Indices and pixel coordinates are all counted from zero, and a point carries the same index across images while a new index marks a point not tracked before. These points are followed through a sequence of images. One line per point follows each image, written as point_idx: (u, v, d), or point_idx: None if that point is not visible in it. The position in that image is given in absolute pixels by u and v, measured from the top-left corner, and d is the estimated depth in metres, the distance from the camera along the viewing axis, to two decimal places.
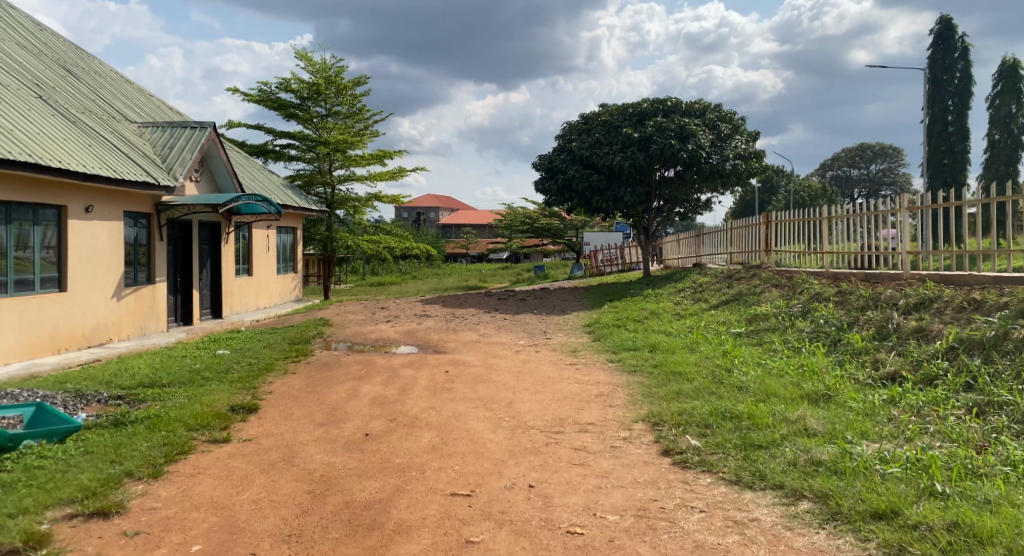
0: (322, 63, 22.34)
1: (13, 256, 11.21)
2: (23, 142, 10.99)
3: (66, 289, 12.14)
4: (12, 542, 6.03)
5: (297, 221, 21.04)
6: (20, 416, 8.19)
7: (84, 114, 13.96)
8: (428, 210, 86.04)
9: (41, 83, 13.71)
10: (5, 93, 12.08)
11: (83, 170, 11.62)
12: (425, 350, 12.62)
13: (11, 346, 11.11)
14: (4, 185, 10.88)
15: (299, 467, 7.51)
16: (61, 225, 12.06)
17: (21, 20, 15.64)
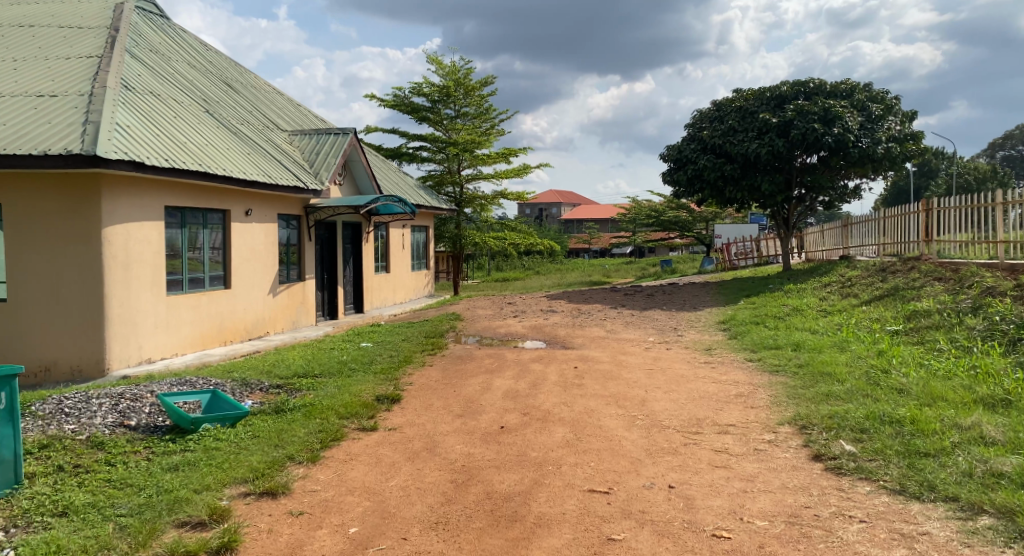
0: (452, 65, 22.69)
1: (186, 257, 11.95)
2: (194, 154, 11.72)
3: (231, 286, 12.85)
4: (198, 515, 6.28)
5: (428, 220, 21.47)
6: (198, 402, 8.71)
7: (243, 125, 14.82)
8: (550, 206, 86.50)
9: (207, 98, 14.68)
10: (176, 108, 12.99)
11: (244, 177, 12.30)
12: (553, 346, 12.61)
13: (187, 338, 11.88)
14: (178, 192, 11.61)
15: (441, 457, 7.63)
16: (226, 229, 12.75)
17: (189, 39, 16.72)
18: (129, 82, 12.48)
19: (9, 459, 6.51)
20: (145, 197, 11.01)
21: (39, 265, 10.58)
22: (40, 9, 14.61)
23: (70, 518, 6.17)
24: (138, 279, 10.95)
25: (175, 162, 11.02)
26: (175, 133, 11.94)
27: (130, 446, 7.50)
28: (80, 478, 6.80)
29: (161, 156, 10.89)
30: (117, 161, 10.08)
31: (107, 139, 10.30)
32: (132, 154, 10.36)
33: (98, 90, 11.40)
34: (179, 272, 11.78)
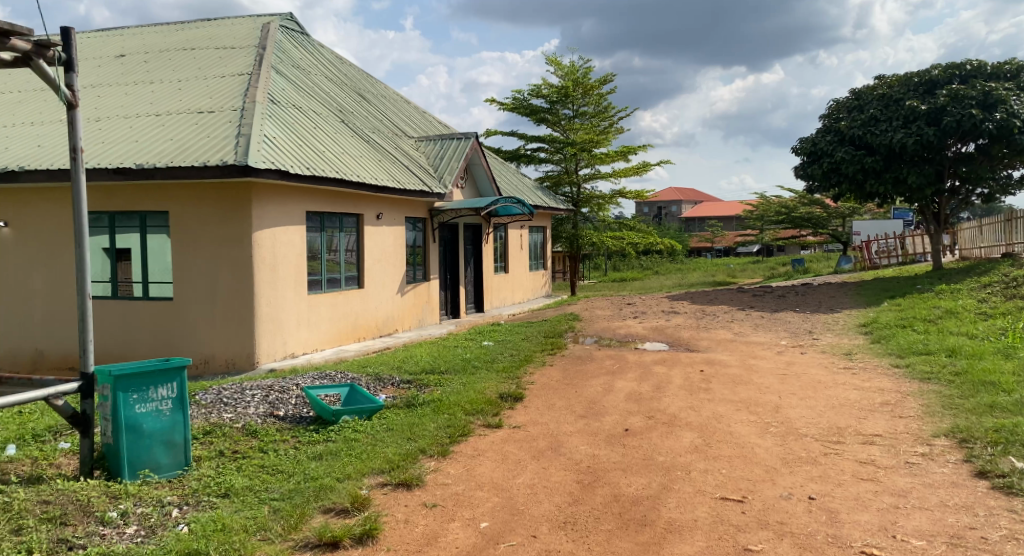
0: (570, 65, 22.54)
1: (325, 258, 12.30)
2: (331, 162, 12.07)
3: (365, 286, 13.15)
4: (341, 502, 6.29)
5: (546, 220, 21.36)
6: (337, 395, 8.90)
7: (375, 133, 15.22)
8: (669, 204, 85.15)
9: (342, 108, 15.17)
10: (316, 119, 13.47)
11: (377, 182, 12.54)
12: (677, 348, 12.23)
13: (325, 334, 12.20)
14: (318, 197, 11.98)
15: (566, 457, 7.46)
16: (359, 231, 13.06)
17: (326, 54, 17.35)
18: (274, 96, 13.04)
19: (180, 442, 6.73)
20: (289, 203, 11.40)
21: (196, 267, 11.08)
22: (200, 34, 15.70)
23: (232, 499, 6.30)
24: (284, 280, 11.33)
25: (316, 169, 11.36)
26: (313, 143, 12.35)
27: (280, 434, 7.70)
28: (239, 462, 6.99)
29: (303, 165, 11.24)
30: (266, 170, 10.45)
31: (257, 150, 10.74)
32: (278, 163, 10.73)
33: (249, 105, 12.03)
34: (318, 273, 12.13)
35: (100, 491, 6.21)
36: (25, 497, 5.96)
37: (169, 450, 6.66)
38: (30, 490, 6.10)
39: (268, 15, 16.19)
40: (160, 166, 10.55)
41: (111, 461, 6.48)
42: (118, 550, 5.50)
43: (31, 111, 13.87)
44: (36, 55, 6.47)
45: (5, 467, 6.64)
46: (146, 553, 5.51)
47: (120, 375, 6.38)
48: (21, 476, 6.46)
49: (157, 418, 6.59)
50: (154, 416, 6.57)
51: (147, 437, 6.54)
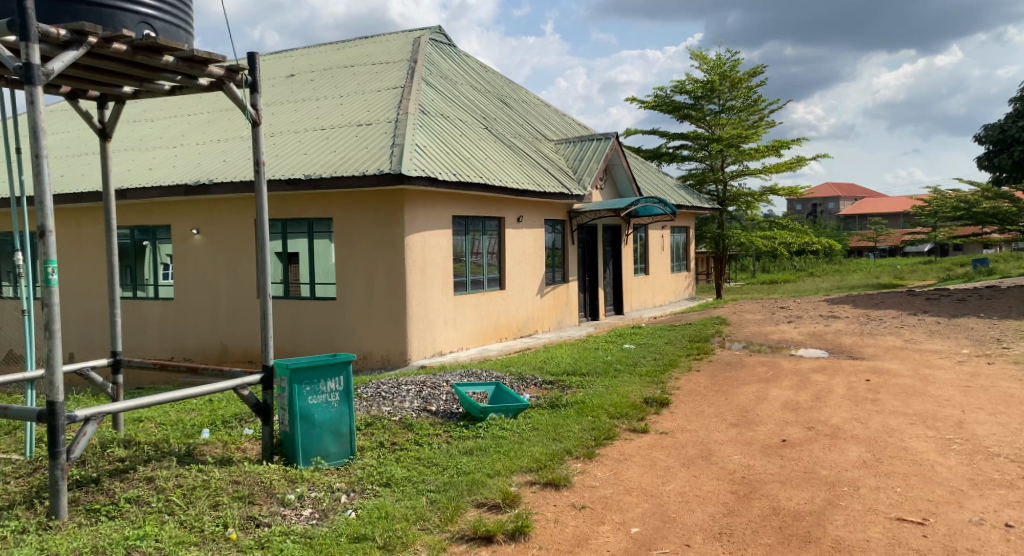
0: (716, 59, 21.77)
1: (469, 261, 12.25)
2: (474, 166, 12.03)
3: (506, 288, 13.04)
4: (493, 498, 6.06)
5: (689, 220, 20.66)
6: (484, 393, 8.74)
7: (517, 138, 15.13)
8: (826, 201, 81.67)
9: (486, 116, 15.16)
10: (462, 127, 13.51)
11: (518, 187, 12.40)
12: (838, 355, 11.41)
13: (470, 333, 12.15)
14: (463, 201, 11.97)
15: (719, 466, 6.97)
16: (501, 234, 12.96)
17: (471, 63, 17.51)
18: (425, 106, 13.18)
19: (346, 432, 6.78)
20: (437, 208, 11.44)
21: (354, 269, 11.28)
22: (359, 51, 16.20)
23: (392, 488, 6.20)
24: (433, 281, 11.37)
25: (462, 175, 11.34)
26: (457, 148, 12.36)
27: (432, 428, 7.60)
28: (398, 453, 6.94)
29: (450, 171, 11.24)
30: (417, 178, 10.50)
31: (409, 158, 10.85)
32: (429, 171, 10.78)
33: (402, 116, 12.18)
34: (463, 275, 12.11)
35: (280, 474, 6.32)
36: (219, 476, 6.21)
37: (337, 439, 6.72)
38: (224, 469, 6.41)
39: (420, 28, 16.47)
40: (325, 176, 10.78)
41: (288, 449, 6.62)
42: (297, 530, 5.49)
43: (217, 130, 14.84)
44: (227, 80, 7.04)
45: (201, 448, 7.06)
46: (320, 535, 5.44)
47: (296, 367, 6.51)
48: (215, 456, 6.86)
49: (326, 409, 6.69)
50: (323, 407, 6.68)
51: (319, 426, 6.64)
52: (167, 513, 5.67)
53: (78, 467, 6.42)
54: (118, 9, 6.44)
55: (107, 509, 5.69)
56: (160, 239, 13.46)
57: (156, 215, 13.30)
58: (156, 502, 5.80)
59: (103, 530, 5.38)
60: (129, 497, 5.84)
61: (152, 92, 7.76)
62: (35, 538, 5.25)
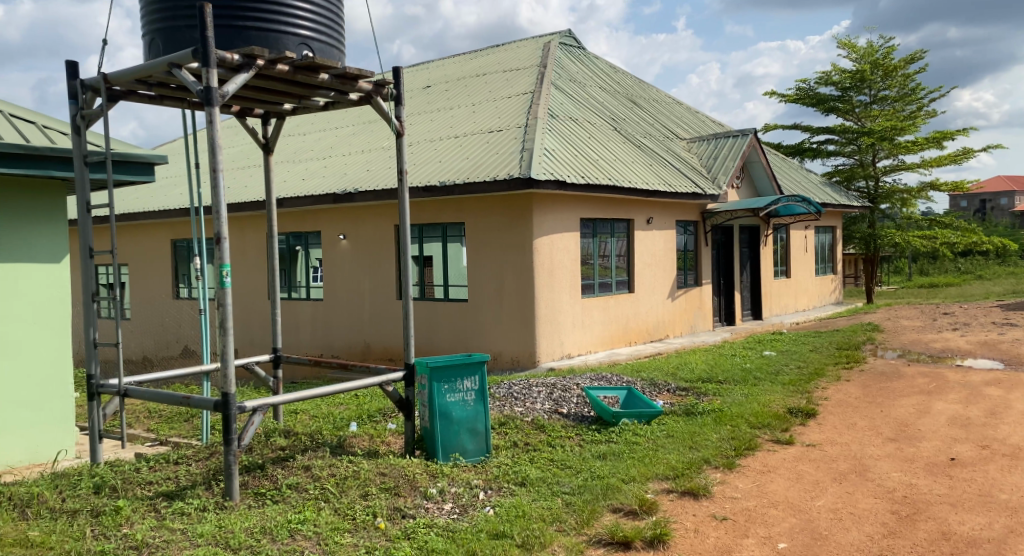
0: (867, 47, 20.93)
1: (597, 263, 12.34)
2: (604, 168, 12.12)
3: (635, 291, 13.04)
4: (629, 504, 6.09)
5: (836, 220, 19.97)
6: (615, 397, 8.78)
7: (647, 138, 15.08)
8: (997, 196, 76.56)
9: (615, 116, 15.17)
10: (591, 129, 13.60)
11: (648, 187, 12.37)
12: (1014, 367, 10.77)
13: (598, 336, 12.25)
14: (592, 204, 12.08)
15: (875, 483, 6.76)
16: (630, 237, 12.97)
17: (600, 64, 17.60)
18: (554, 110, 13.37)
19: (481, 430, 6.99)
20: (565, 211, 11.59)
21: (485, 273, 11.59)
22: (491, 59, 16.57)
23: (528, 488, 6.34)
24: (561, 283, 11.54)
25: (590, 177, 11.42)
26: (587, 150, 12.48)
27: (565, 431, 7.74)
28: (532, 454, 7.10)
29: (579, 173, 11.37)
30: (546, 182, 10.65)
31: (539, 162, 11.04)
32: (557, 174, 10.94)
33: (531, 121, 12.44)
34: (591, 278, 12.22)
35: (422, 468, 6.59)
36: (367, 467, 6.57)
37: (473, 436, 6.94)
38: (372, 461, 6.79)
39: (549, 34, 16.64)
40: (457, 183, 11.16)
41: (428, 444, 6.91)
42: (438, 523, 5.67)
43: (360, 141, 15.57)
44: (375, 93, 7.57)
45: (350, 441, 7.49)
46: (461, 529, 5.59)
47: (435, 366, 6.84)
48: (363, 449, 7.25)
49: (463, 407, 6.95)
50: (460, 405, 6.95)
51: (456, 423, 6.88)
52: (323, 500, 6.06)
53: (246, 454, 7.02)
54: (281, 33, 6.92)
55: (271, 494, 6.15)
56: (311, 245, 14.29)
57: (308, 222, 14.13)
58: (313, 489, 6.22)
59: (269, 512, 5.80)
60: (289, 483, 6.30)
61: (307, 109, 8.32)
62: (213, 516, 5.65)
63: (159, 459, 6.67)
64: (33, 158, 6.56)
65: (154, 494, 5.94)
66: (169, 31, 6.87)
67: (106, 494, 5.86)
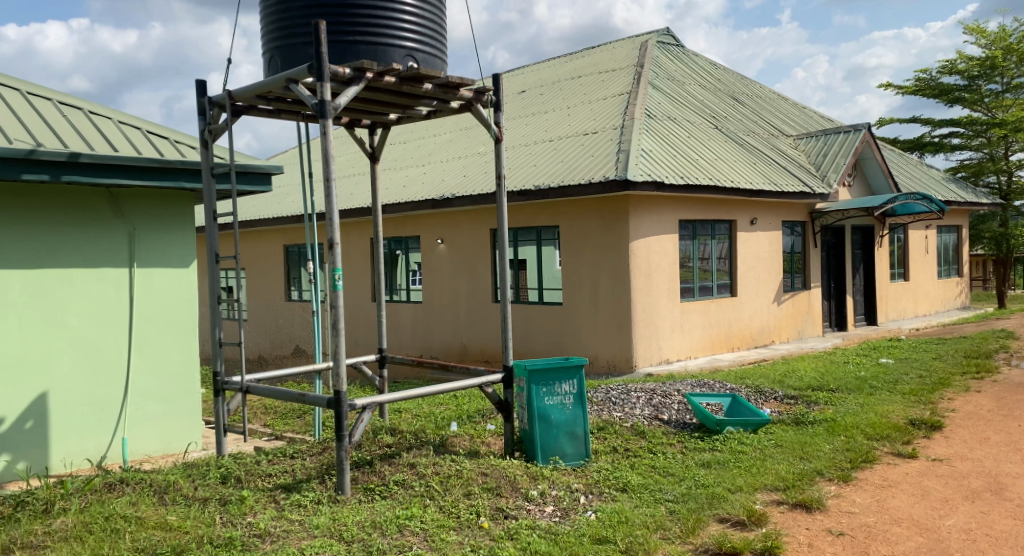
0: (998, 33, 20.03)
1: (697, 266, 12.30)
2: (705, 168, 12.05)
3: (737, 294, 12.89)
4: (737, 514, 6.04)
5: (961, 219, 19.19)
6: (719, 404, 8.76)
7: (750, 136, 14.87)
8: None
9: (716, 114, 15.04)
10: (691, 128, 13.51)
11: (752, 187, 12.21)
12: None
13: (699, 341, 12.18)
14: (692, 206, 12.02)
15: (1013, 502, 6.49)
16: (732, 239, 12.85)
17: (701, 61, 17.47)
18: (651, 110, 13.35)
19: (581, 434, 7.10)
20: (663, 212, 11.57)
21: (581, 276, 11.69)
22: (587, 61, 16.65)
23: (629, 494, 6.41)
24: (659, 288, 11.53)
25: (690, 178, 11.35)
26: (687, 150, 12.43)
27: (666, 438, 7.78)
28: (632, 460, 7.16)
29: (677, 174, 11.34)
30: (643, 183, 10.65)
31: (635, 164, 11.03)
32: (655, 175, 10.92)
33: (628, 122, 12.47)
34: (690, 281, 12.18)
35: (523, 470, 6.75)
36: (469, 467, 6.78)
37: (572, 440, 7.06)
38: (473, 461, 7.00)
39: (647, 33, 16.59)
40: (552, 186, 11.28)
41: (528, 446, 7.06)
42: (540, 525, 5.80)
43: (459, 146, 15.91)
44: (475, 101, 7.76)
45: (452, 440, 7.73)
46: (564, 532, 5.70)
47: (533, 369, 7.02)
48: (465, 449, 7.47)
49: (562, 410, 7.08)
50: (559, 409, 7.08)
51: (555, 427, 7.03)
52: (428, 497, 6.30)
53: (356, 450, 7.36)
54: (388, 45, 7.20)
55: (379, 489, 6.43)
56: (411, 249, 14.76)
57: (408, 227, 14.56)
58: (419, 486, 6.46)
59: (379, 507, 6.07)
60: (396, 480, 6.58)
61: (411, 118, 8.62)
62: (327, 508, 5.95)
63: (277, 453, 7.07)
64: (165, 170, 7.05)
65: (273, 486, 6.31)
66: (286, 45, 7.24)
67: (232, 484, 6.29)
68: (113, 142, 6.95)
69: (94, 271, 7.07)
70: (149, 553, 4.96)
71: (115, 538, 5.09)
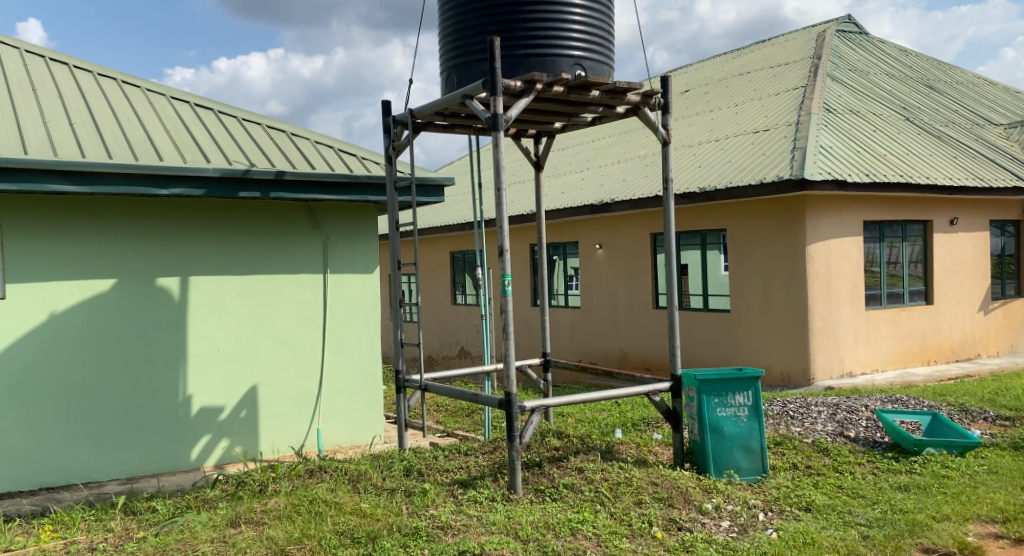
0: None
1: (886, 271, 11.71)
2: (896, 165, 11.43)
3: (933, 302, 12.17)
4: (945, 545, 5.62)
5: None
6: (917, 424, 8.28)
7: (947, 127, 13.94)
8: None
9: (907, 105, 14.21)
10: (879, 121, 12.87)
11: (950, 183, 11.50)
12: None
13: (887, 354, 11.61)
14: (878, 207, 11.44)
15: None
16: (927, 240, 12.17)
17: (890, 49, 16.60)
18: (832, 103, 12.83)
19: (757, 449, 6.93)
20: (846, 214, 11.09)
21: (752, 283, 11.40)
22: (755, 57, 16.23)
23: (815, 514, 6.14)
24: (840, 295, 11.07)
25: (877, 176, 10.82)
26: (875, 145, 11.85)
27: (854, 457, 7.43)
28: (814, 478, 6.90)
29: (863, 172, 10.81)
30: (822, 182, 10.26)
31: (812, 162, 10.60)
32: (836, 173, 10.47)
33: (804, 118, 12.03)
34: (877, 287, 11.64)
35: (695, 483, 6.67)
36: (639, 475, 6.78)
37: (748, 454, 6.90)
38: (642, 470, 6.99)
39: (823, 23, 15.95)
40: (719, 187, 11.09)
41: (700, 458, 6.98)
42: (718, 540, 5.71)
43: (622, 149, 15.90)
44: (643, 104, 7.77)
45: (618, 447, 7.74)
46: (745, 549, 5.57)
47: (704, 379, 6.94)
48: (632, 457, 7.46)
49: (735, 423, 6.94)
50: (733, 421, 6.94)
51: (729, 439, 6.90)
52: (598, 503, 6.35)
53: (525, 451, 7.53)
54: (557, 56, 7.30)
55: (550, 491, 6.55)
56: (569, 254, 14.88)
57: (566, 233, 14.73)
58: (589, 491, 6.54)
59: (551, 509, 6.19)
60: (565, 483, 6.67)
61: (576, 126, 8.72)
62: (502, 507, 6.14)
63: (451, 450, 7.35)
64: (353, 185, 7.61)
65: (450, 481, 6.57)
66: (457, 55, 7.58)
67: (415, 477, 6.63)
68: (311, 161, 7.63)
69: (292, 279, 7.77)
70: (348, 537, 5.31)
71: (319, 520, 5.51)
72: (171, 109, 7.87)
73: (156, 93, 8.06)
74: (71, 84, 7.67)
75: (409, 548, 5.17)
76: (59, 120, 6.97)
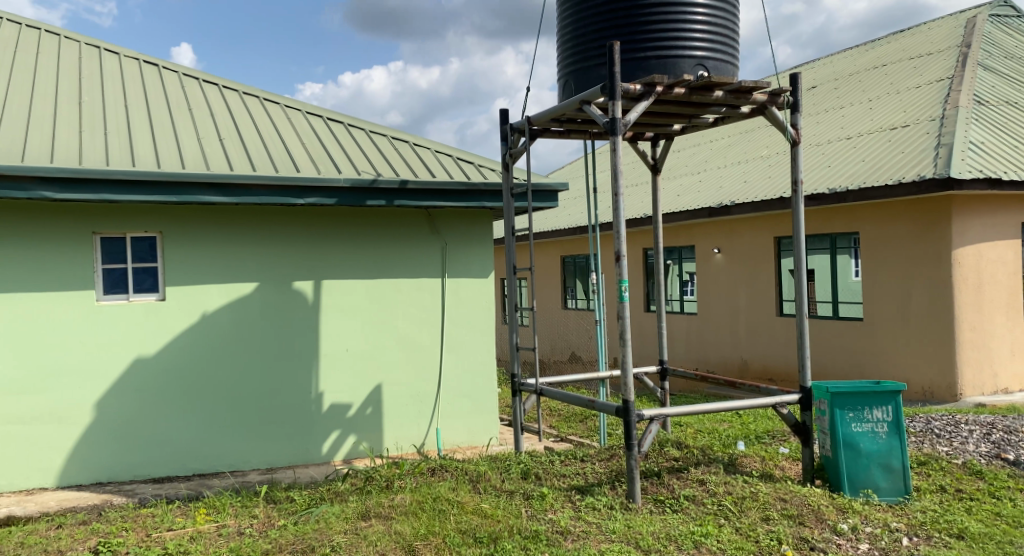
0: None
1: None
2: None
3: None
4: None
5: None
6: None
7: None
8: None
9: None
10: None
11: None
12: None
13: None
14: None
15: None
16: None
17: None
18: (983, 93, 11.99)
19: (898, 468, 6.50)
20: (1001, 215, 10.39)
21: (888, 291, 10.80)
22: (892, 48, 15.37)
23: (969, 543, 5.67)
24: (993, 304, 10.35)
25: None
26: None
27: (1013, 481, 6.85)
28: (967, 503, 6.40)
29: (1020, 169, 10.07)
30: (971, 181, 9.61)
31: (960, 160, 9.93)
32: (988, 171, 9.79)
33: (949, 112, 11.31)
34: None
35: (828, 501, 6.31)
36: (765, 491, 6.46)
37: (887, 474, 6.48)
38: (769, 485, 6.67)
39: (972, 7, 14.90)
40: (852, 188, 10.56)
41: (832, 475, 6.61)
42: None
43: (742, 150, 15.40)
44: (770, 103, 7.40)
45: (742, 460, 7.42)
46: None
47: (836, 392, 6.53)
48: (757, 471, 7.14)
49: (873, 439, 6.53)
50: (870, 437, 6.53)
51: (865, 457, 6.50)
52: (722, 517, 6.07)
53: (643, 460, 7.33)
54: (678, 58, 7.07)
55: (671, 502, 6.32)
56: (685, 258, 14.58)
57: (683, 237, 14.37)
58: (711, 504, 6.27)
59: (672, 520, 5.96)
60: (686, 495, 6.43)
61: (697, 126, 8.42)
62: (621, 515, 5.95)
63: (567, 455, 7.21)
64: (471, 192, 7.62)
65: (568, 486, 6.45)
66: (573, 59, 7.46)
67: (533, 481, 6.56)
68: (433, 170, 7.72)
69: (415, 282, 7.85)
70: (470, 536, 5.25)
71: (443, 518, 5.49)
72: (305, 122, 8.20)
73: (293, 108, 8.44)
74: (220, 103, 8.12)
75: (531, 551, 5.07)
76: (210, 137, 7.40)
